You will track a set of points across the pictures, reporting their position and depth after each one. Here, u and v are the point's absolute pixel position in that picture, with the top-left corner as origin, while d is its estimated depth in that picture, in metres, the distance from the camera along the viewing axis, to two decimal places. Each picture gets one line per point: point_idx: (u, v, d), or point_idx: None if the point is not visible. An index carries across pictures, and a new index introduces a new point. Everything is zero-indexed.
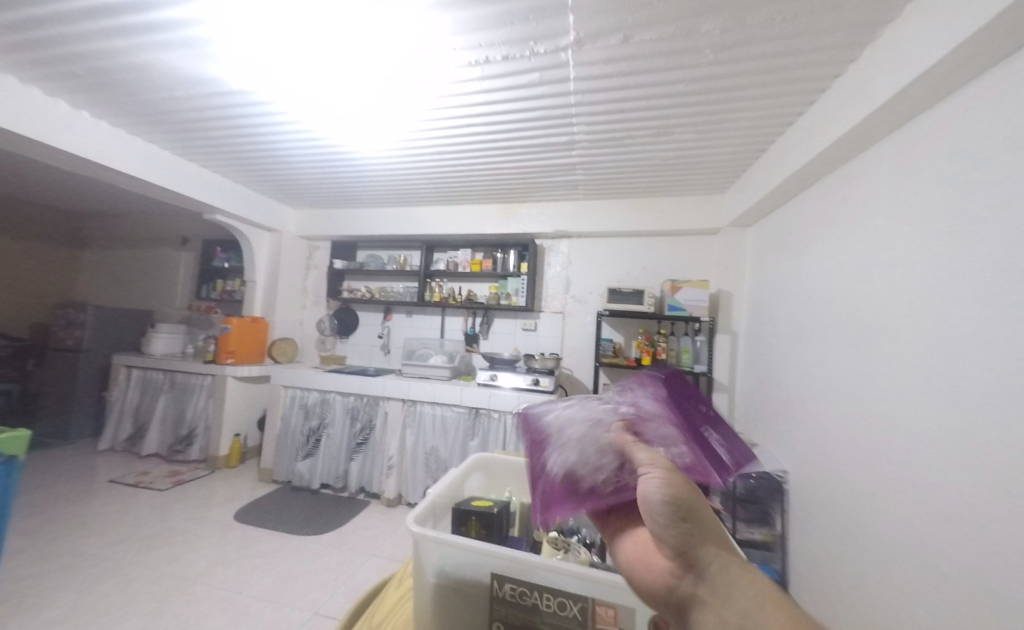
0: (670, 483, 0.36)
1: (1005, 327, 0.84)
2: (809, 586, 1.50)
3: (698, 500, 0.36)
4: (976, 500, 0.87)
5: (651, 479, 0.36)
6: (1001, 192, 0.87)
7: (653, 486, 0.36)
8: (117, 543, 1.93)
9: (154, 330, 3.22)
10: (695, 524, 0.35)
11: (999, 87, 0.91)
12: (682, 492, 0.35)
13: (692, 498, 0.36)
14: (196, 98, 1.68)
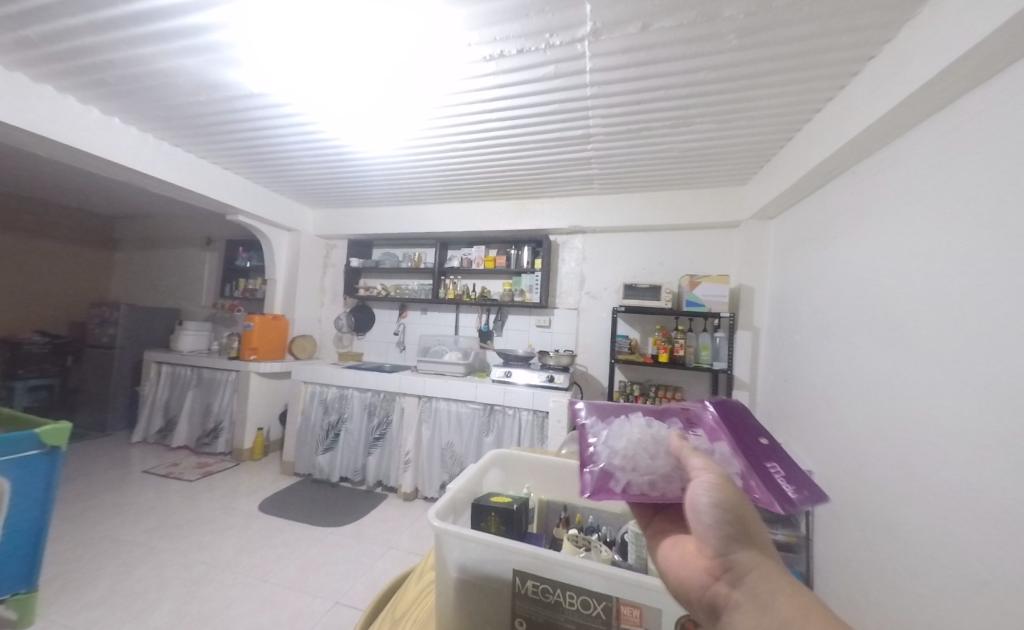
0: (719, 491, 0.40)
1: None
2: (837, 590, 1.45)
3: (743, 513, 0.40)
4: (1021, 505, 0.82)
5: (701, 485, 0.40)
6: None
7: (702, 491, 0.40)
8: (151, 530, 2.02)
9: (181, 328, 3.35)
10: (739, 533, 0.40)
11: None
12: (730, 503, 0.40)
13: (736, 508, 0.40)
14: (219, 102, 1.73)
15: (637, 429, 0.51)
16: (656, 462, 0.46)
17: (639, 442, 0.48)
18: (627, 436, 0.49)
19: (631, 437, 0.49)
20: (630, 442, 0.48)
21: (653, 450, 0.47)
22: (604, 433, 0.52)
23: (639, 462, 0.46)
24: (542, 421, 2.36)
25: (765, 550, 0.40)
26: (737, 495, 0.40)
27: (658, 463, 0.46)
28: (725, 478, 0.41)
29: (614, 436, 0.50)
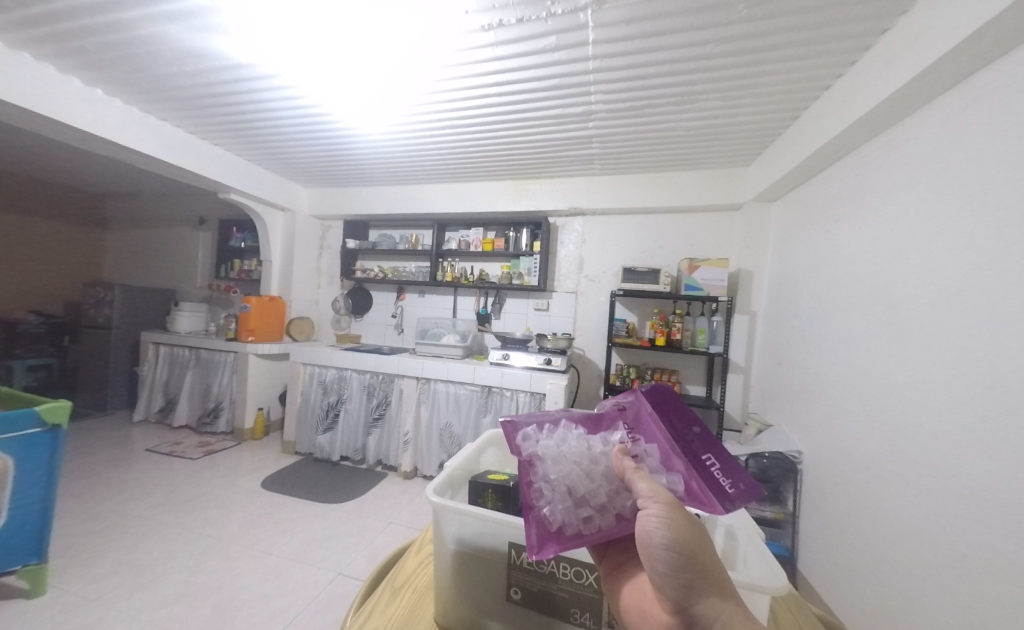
0: (669, 522, 0.39)
1: None
2: (822, 563, 1.51)
3: (700, 541, 0.39)
4: (1007, 483, 0.84)
5: (653, 517, 0.39)
6: None
7: (654, 523, 0.39)
8: (156, 506, 2.06)
9: (178, 309, 3.33)
10: (696, 569, 0.37)
11: None
12: (681, 529, 0.38)
13: (691, 539, 0.38)
14: (206, 73, 1.66)
15: (561, 445, 0.47)
16: (592, 487, 0.44)
17: (573, 463, 0.45)
18: (562, 457, 0.46)
19: (563, 455, 0.46)
20: (552, 469, 0.45)
21: (589, 473, 0.44)
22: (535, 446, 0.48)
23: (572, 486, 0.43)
24: (539, 402, 2.39)
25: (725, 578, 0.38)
26: (692, 520, 0.39)
27: (598, 489, 0.44)
28: (675, 503, 0.41)
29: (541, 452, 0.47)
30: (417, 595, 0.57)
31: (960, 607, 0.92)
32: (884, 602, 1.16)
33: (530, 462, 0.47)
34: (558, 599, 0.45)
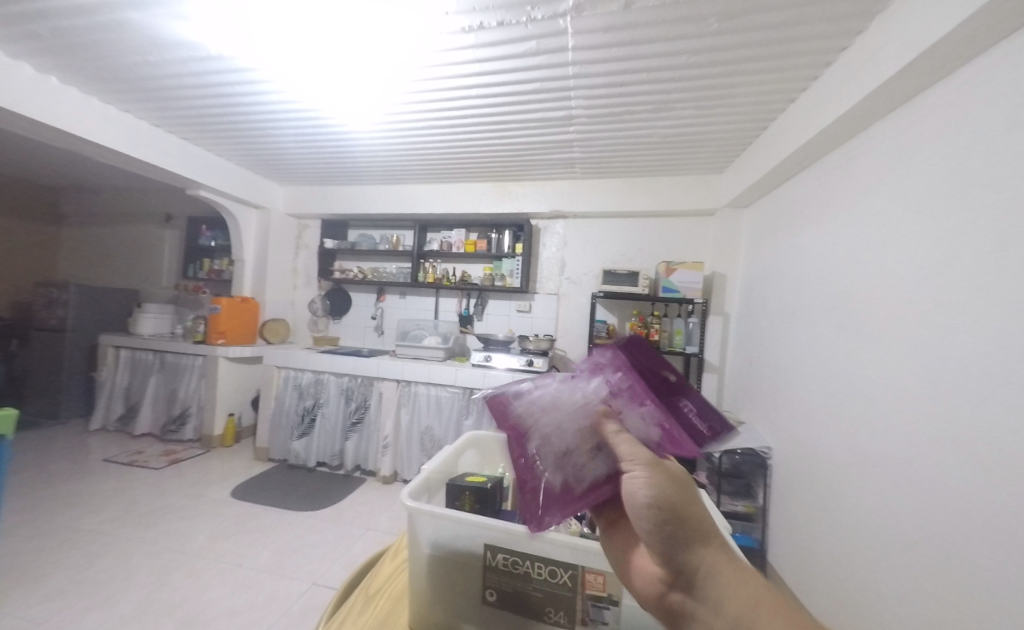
0: (651, 482, 0.31)
1: (982, 308, 0.86)
2: (788, 555, 1.58)
3: (686, 497, 0.31)
4: (951, 472, 0.90)
5: (635, 479, 0.31)
6: (989, 175, 0.87)
7: (637, 485, 0.31)
8: (114, 519, 1.94)
9: (140, 310, 3.16)
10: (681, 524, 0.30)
11: (994, 67, 0.90)
12: (665, 491, 0.30)
13: (670, 496, 0.30)
14: (171, 63, 1.59)
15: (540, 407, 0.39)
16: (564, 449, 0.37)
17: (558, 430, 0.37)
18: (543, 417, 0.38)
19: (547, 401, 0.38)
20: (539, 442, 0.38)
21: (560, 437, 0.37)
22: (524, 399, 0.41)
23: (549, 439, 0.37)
24: None
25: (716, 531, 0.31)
26: (676, 479, 0.31)
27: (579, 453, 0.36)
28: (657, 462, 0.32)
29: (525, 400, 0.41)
30: (392, 600, 0.57)
31: (910, 594, 0.98)
32: (844, 590, 1.22)
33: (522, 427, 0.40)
34: (533, 599, 0.45)
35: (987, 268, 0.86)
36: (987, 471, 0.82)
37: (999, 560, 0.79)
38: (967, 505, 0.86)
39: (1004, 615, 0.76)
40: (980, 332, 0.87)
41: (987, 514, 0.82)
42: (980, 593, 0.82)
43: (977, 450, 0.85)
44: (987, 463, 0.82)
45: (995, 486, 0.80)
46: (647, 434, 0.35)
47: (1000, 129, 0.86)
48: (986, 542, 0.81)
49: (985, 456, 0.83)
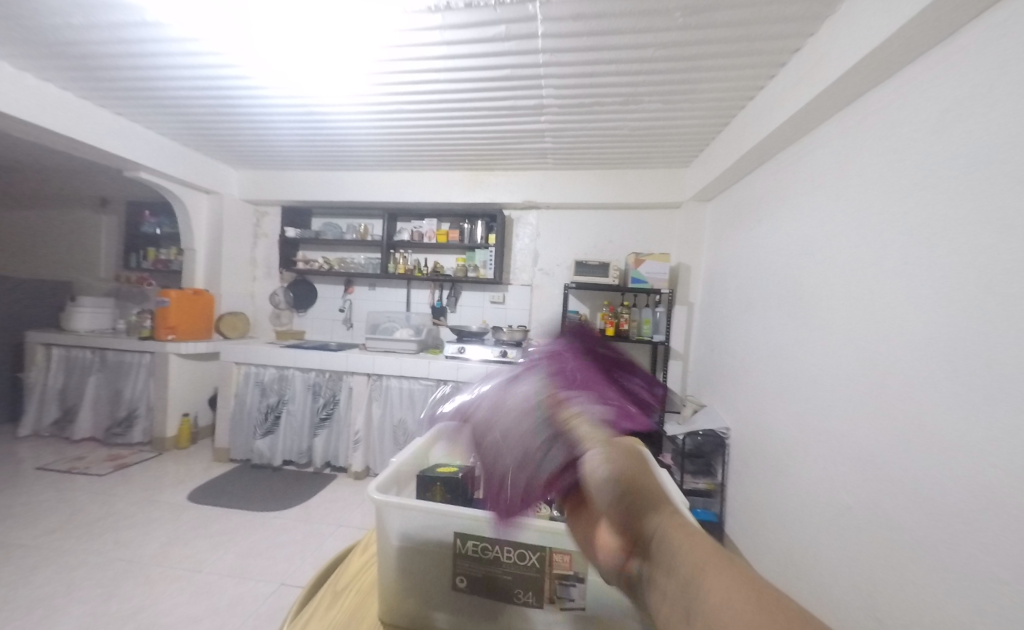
0: (606, 457, 0.30)
1: (907, 294, 0.95)
2: (744, 526, 1.70)
3: (639, 469, 0.30)
4: (877, 443, 1.00)
5: (594, 457, 0.30)
6: (916, 172, 0.95)
7: (597, 463, 0.30)
8: (51, 532, 1.79)
9: (75, 305, 2.87)
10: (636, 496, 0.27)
11: (923, 72, 0.97)
12: (621, 462, 0.30)
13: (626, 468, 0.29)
14: (100, 29, 1.43)
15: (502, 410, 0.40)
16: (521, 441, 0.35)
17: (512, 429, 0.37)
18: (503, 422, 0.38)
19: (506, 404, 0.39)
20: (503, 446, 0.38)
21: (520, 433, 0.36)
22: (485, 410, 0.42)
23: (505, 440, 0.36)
24: None
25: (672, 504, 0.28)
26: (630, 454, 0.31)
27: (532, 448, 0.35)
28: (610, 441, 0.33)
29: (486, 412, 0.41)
30: (361, 595, 0.56)
31: (843, 554, 1.08)
32: (791, 555, 1.33)
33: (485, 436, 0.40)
34: (502, 581, 0.46)
35: (911, 257, 0.94)
36: (905, 440, 0.91)
37: (909, 516, 0.88)
38: (888, 470, 0.95)
39: (914, 565, 0.86)
40: (903, 317, 0.95)
41: (903, 477, 0.91)
42: (894, 547, 0.92)
43: (897, 422, 0.94)
44: (904, 433, 0.92)
45: (911, 453, 0.89)
46: (602, 412, 0.35)
47: (928, 130, 0.93)
48: (900, 501, 0.91)
49: (905, 428, 0.92)
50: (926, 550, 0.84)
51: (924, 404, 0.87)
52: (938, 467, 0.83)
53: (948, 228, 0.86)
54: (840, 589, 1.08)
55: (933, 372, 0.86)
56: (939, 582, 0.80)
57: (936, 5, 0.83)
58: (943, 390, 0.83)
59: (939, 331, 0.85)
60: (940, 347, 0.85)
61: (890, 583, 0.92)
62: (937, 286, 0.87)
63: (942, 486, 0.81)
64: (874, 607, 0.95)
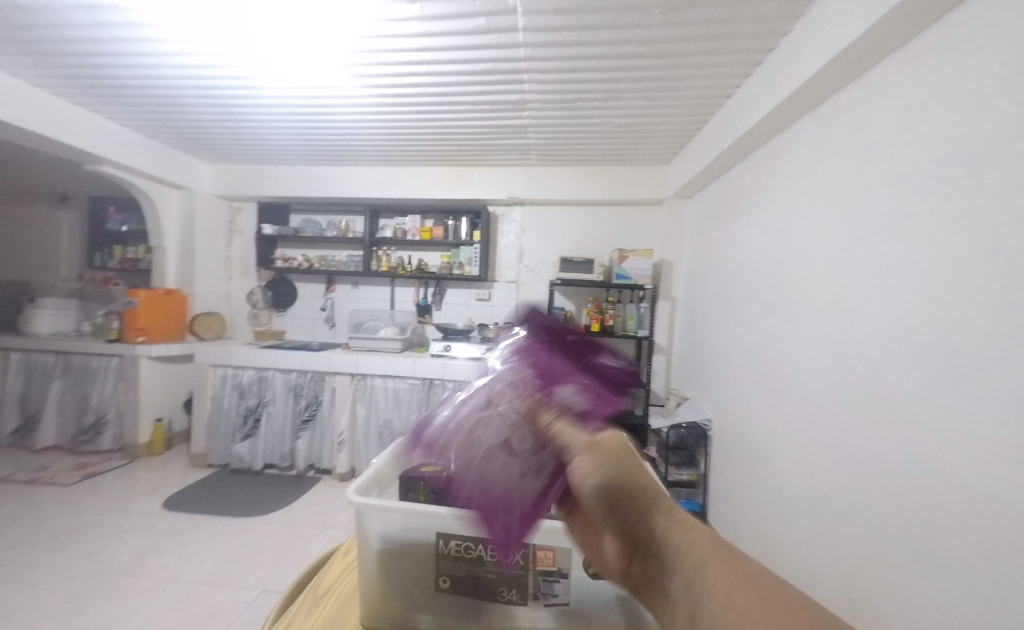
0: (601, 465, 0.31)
1: (876, 287, 0.99)
2: (726, 515, 1.74)
3: (632, 468, 0.31)
4: (849, 432, 1.04)
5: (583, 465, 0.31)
6: (883, 170, 0.99)
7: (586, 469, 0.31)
8: (13, 546, 1.69)
9: (35, 306, 2.72)
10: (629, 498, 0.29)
11: (889, 72, 1.00)
12: (607, 466, 0.31)
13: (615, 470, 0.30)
14: (53, 13, 1.34)
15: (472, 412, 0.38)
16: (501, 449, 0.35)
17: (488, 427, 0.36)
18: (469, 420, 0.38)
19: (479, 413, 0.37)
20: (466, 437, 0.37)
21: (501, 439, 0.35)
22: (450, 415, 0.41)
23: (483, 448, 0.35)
24: None
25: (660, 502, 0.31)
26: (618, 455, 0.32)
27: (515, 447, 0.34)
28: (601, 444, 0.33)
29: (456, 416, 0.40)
30: (342, 600, 0.55)
31: (819, 538, 1.12)
32: (770, 541, 1.37)
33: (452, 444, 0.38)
34: (486, 581, 0.46)
35: (880, 252, 0.98)
36: (875, 427, 0.95)
37: (879, 498, 0.92)
38: (860, 456, 0.99)
39: (884, 545, 0.90)
40: (873, 309, 0.99)
41: (873, 462, 0.95)
42: (865, 528, 0.96)
43: (868, 410, 0.98)
44: (875, 421, 0.96)
45: (881, 440, 0.93)
46: (579, 403, 0.36)
47: (895, 129, 0.97)
48: (870, 485, 0.95)
49: (875, 416, 0.95)
50: (896, 531, 0.88)
51: (893, 393, 0.91)
52: (906, 452, 0.86)
53: (914, 223, 0.89)
54: (816, 571, 1.12)
55: (901, 362, 0.90)
56: (908, 560, 0.84)
57: (900, 8, 0.86)
58: (909, 378, 0.87)
59: (907, 322, 0.89)
60: (907, 337, 0.89)
61: (862, 564, 0.96)
62: (905, 279, 0.91)
63: (910, 469, 0.85)
64: (849, 586, 0.99)
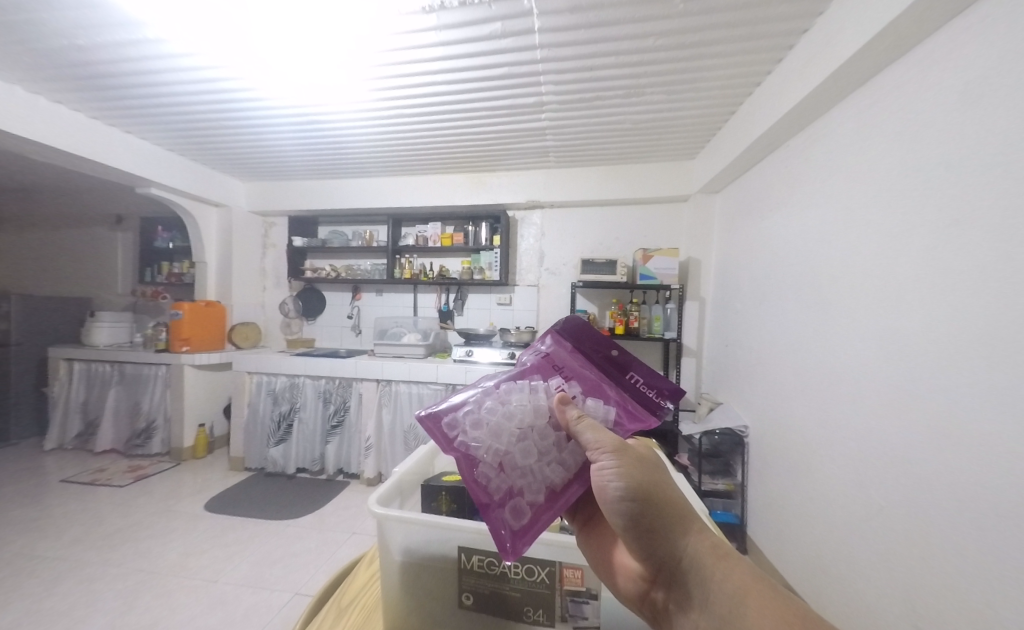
0: (620, 470, 0.39)
1: (935, 281, 0.90)
2: (767, 528, 1.64)
3: (662, 487, 0.38)
4: (910, 441, 0.94)
5: (606, 471, 0.39)
6: (942, 152, 0.90)
7: (609, 478, 0.39)
8: (74, 543, 1.82)
9: (94, 319, 2.95)
10: (658, 515, 0.37)
11: (942, 46, 0.92)
12: (641, 483, 0.38)
13: (648, 487, 0.38)
14: (104, 49, 1.45)
15: (491, 415, 0.45)
16: (523, 442, 0.44)
17: (506, 430, 0.44)
18: (484, 423, 0.45)
19: (504, 413, 0.45)
20: (483, 438, 0.44)
21: (522, 431, 0.44)
22: (459, 413, 0.47)
23: (501, 442, 0.44)
24: None
25: (696, 515, 0.39)
26: (641, 461, 0.39)
27: (541, 445, 0.44)
28: (623, 448, 0.40)
29: (470, 416, 0.46)
30: (366, 612, 0.54)
31: (877, 558, 1.02)
32: (820, 559, 1.27)
33: (467, 450, 0.45)
34: (510, 599, 0.44)
35: (939, 243, 0.89)
36: (943, 438, 0.86)
37: (951, 517, 0.83)
38: (924, 470, 0.90)
39: (961, 572, 0.80)
40: (932, 306, 0.90)
41: (941, 476, 0.85)
42: (934, 549, 0.86)
43: (931, 418, 0.89)
44: (940, 430, 0.86)
45: (950, 452, 0.84)
46: (609, 415, 0.46)
47: (953, 106, 0.88)
48: (939, 502, 0.86)
49: (942, 425, 0.86)
50: (973, 553, 0.78)
51: (964, 399, 0.82)
52: (983, 465, 0.77)
53: (980, 210, 0.80)
54: (876, 596, 1.02)
55: (971, 364, 0.81)
56: (990, 590, 0.75)
57: None
58: (985, 381, 0.78)
59: (978, 319, 0.80)
60: (979, 336, 0.79)
61: (932, 590, 0.86)
62: (972, 271, 0.81)
63: (989, 485, 0.76)
64: (916, 614, 0.90)
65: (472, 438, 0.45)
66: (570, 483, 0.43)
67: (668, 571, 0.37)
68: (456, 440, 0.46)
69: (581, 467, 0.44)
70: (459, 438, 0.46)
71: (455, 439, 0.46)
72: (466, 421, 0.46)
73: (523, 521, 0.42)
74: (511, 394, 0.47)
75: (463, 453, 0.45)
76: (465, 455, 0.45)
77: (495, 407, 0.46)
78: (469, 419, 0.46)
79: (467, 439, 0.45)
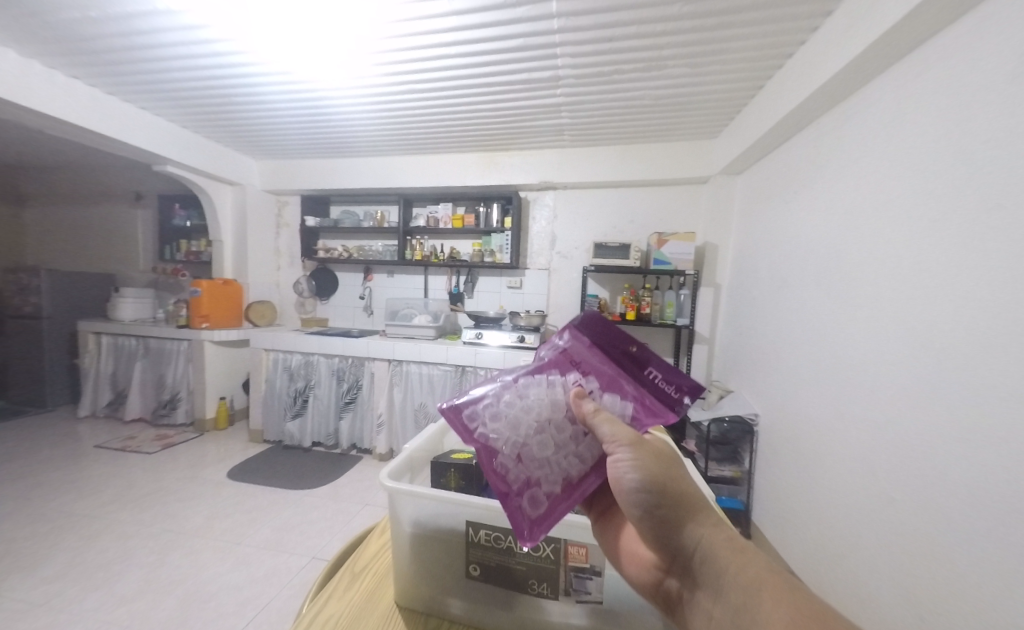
0: (634, 461, 0.39)
1: (967, 269, 0.85)
2: (773, 515, 1.65)
3: (675, 479, 0.39)
4: (927, 433, 0.92)
5: (622, 463, 0.40)
6: (986, 130, 0.84)
7: (625, 470, 0.40)
8: (109, 503, 1.94)
9: (118, 295, 3.05)
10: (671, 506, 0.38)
11: (997, 12, 0.84)
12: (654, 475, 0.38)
13: (660, 479, 0.38)
14: (115, 21, 1.44)
15: (510, 407, 0.46)
16: (541, 435, 0.44)
17: (524, 422, 0.45)
18: (503, 416, 0.46)
19: (523, 406, 0.46)
20: (502, 430, 0.45)
21: (539, 424, 0.45)
22: (478, 405, 0.47)
23: (519, 434, 0.44)
24: None
25: (710, 507, 0.39)
26: (657, 454, 0.40)
27: (558, 437, 0.44)
28: (639, 441, 0.41)
29: (488, 408, 0.47)
30: (379, 578, 0.57)
31: (883, 548, 1.02)
32: (825, 546, 1.28)
33: (485, 440, 0.45)
34: (516, 571, 0.46)
35: (975, 229, 0.84)
36: (962, 430, 0.84)
37: (964, 509, 0.82)
38: (939, 462, 0.88)
39: (969, 563, 0.80)
40: (962, 295, 0.86)
41: (957, 469, 0.84)
42: (944, 541, 0.85)
43: (952, 410, 0.86)
44: (960, 422, 0.84)
45: (968, 445, 0.82)
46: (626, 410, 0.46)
47: (1003, 80, 0.81)
48: (953, 494, 0.84)
49: (961, 417, 0.84)
50: (984, 545, 0.78)
51: (988, 392, 0.79)
52: (1002, 459, 0.75)
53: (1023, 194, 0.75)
54: (880, 583, 1.03)
55: (999, 356, 0.77)
56: (998, 581, 0.74)
57: None
58: (1012, 374, 0.75)
59: (1010, 310, 0.76)
60: (1010, 327, 0.76)
61: (938, 579, 0.86)
62: (1008, 259, 0.77)
63: (1006, 479, 0.74)
64: (920, 602, 0.90)
65: (490, 429, 0.45)
66: (587, 474, 0.44)
67: (681, 562, 0.37)
68: (474, 431, 0.46)
69: (597, 458, 0.45)
70: (477, 430, 0.46)
71: (473, 430, 0.46)
72: (485, 413, 0.47)
73: (540, 511, 0.43)
74: (529, 388, 0.47)
75: (482, 443, 0.45)
76: (483, 445, 0.45)
77: (514, 399, 0.46)
78: (488, 409, 0.47)
79: (485, 430, 0.46)
